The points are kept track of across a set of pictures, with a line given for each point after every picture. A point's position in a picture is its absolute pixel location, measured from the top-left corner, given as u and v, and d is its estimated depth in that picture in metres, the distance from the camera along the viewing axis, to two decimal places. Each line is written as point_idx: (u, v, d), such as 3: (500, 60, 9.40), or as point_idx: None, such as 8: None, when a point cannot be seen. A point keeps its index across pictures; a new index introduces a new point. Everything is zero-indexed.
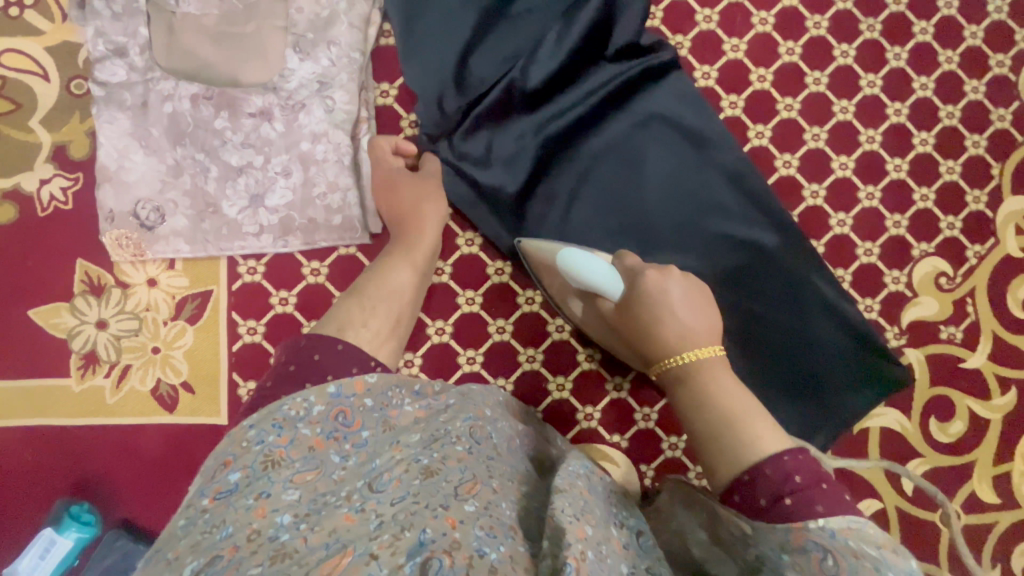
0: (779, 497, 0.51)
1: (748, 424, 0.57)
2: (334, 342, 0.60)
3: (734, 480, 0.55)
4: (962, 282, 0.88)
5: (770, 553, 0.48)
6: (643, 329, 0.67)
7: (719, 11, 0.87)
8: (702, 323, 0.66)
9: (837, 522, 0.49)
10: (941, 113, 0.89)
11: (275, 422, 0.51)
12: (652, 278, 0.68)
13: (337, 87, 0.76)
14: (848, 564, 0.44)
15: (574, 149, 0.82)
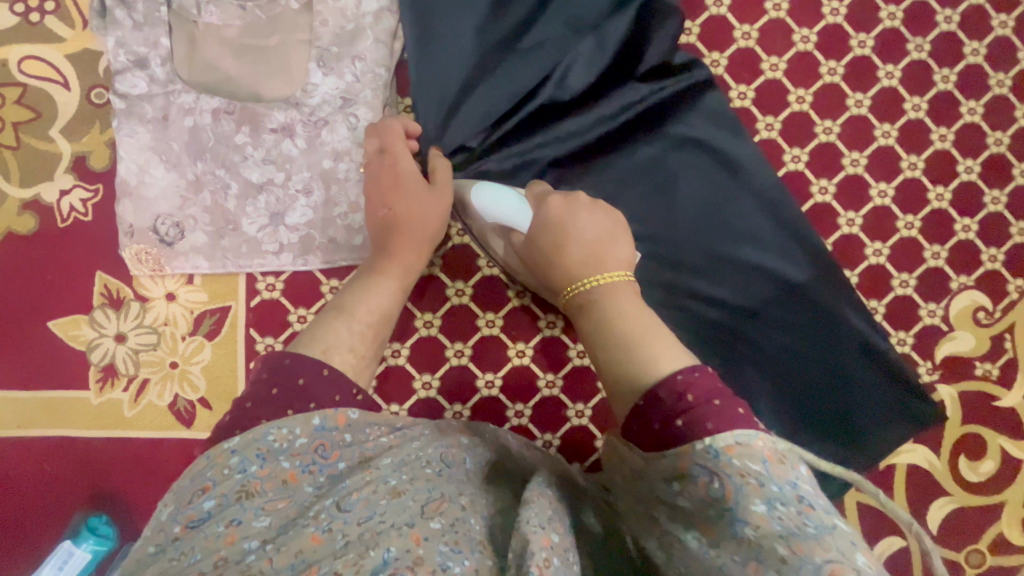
0: (670, 420, 0.45)
1: (645, 346, 0.52)
2: (321, 368, 0.53)
3: (634, 405, 0.49)
4: (1001, 318, 0.85)
5: (665, 486, 0.46)
6: (546, 257, 0.65)
7: (759, 28, 0.83)
8: (616, 253, 0.63)
9: (726, 437, 0.42)
10: (988, 139, 0.84)
11: (258, 452, 0.47)
12: (557, 206, 0.66)
13: (361, 104, 0.73)
14: (735, 490, 0.41)
15: (600, 172, 0.79)
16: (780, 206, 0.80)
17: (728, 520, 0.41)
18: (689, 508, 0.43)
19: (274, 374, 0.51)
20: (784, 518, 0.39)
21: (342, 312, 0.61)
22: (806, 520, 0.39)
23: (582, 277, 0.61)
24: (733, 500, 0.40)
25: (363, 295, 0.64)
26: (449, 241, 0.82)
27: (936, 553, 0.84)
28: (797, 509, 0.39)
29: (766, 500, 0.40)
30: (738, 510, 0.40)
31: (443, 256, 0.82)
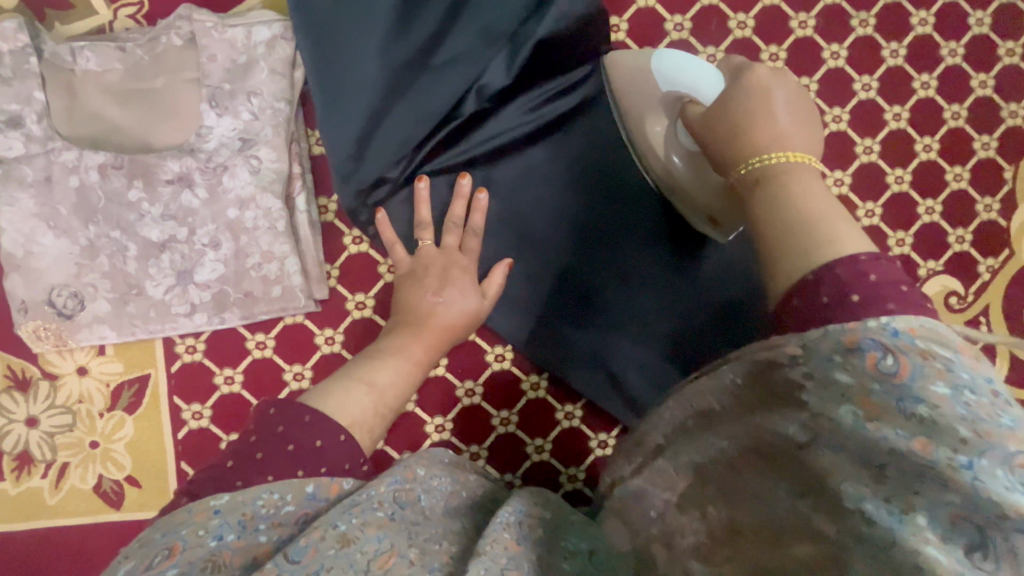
0: (843, 293, 0.34)
1: (822, 231, 0.37)
2: (338, 432, 0.48)
3: (796, 282, 0.36)
4: (974, 301, 0.80)
5: (813, 360, 0.33)
6: (733, 130, 0.50)
7: (691, 16, 0.77)
8: (799, 128, 0.47)
9: (908, 319, 0.32)
10: (945, 113, 0.79)
11: (240, 517, 0.40)
12: (761, 75, 0.52)
13: (262, 144, 0.67)
14: (912, 367, 0.30)
15: (531, 188, 0.74)
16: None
17: (896, 395, 0.30)
18: (845, 384, 0.32)
19: (288, 430, 0.46)
20: (973, 407, 0.29)
21: (368, 385, 0.56)
22: (1003, 413, 0.29)
23: (761, 153, 0.46)
24: (909, 375, 0.30)
25: (379, 364, 0.59)
26: (380, 279, 0.74)
27: None
28: (994, 402, 0.29)
29: (952, 386, 0.29)
30: (913, 388, 0.30)
31: (376, 296, 0.73)
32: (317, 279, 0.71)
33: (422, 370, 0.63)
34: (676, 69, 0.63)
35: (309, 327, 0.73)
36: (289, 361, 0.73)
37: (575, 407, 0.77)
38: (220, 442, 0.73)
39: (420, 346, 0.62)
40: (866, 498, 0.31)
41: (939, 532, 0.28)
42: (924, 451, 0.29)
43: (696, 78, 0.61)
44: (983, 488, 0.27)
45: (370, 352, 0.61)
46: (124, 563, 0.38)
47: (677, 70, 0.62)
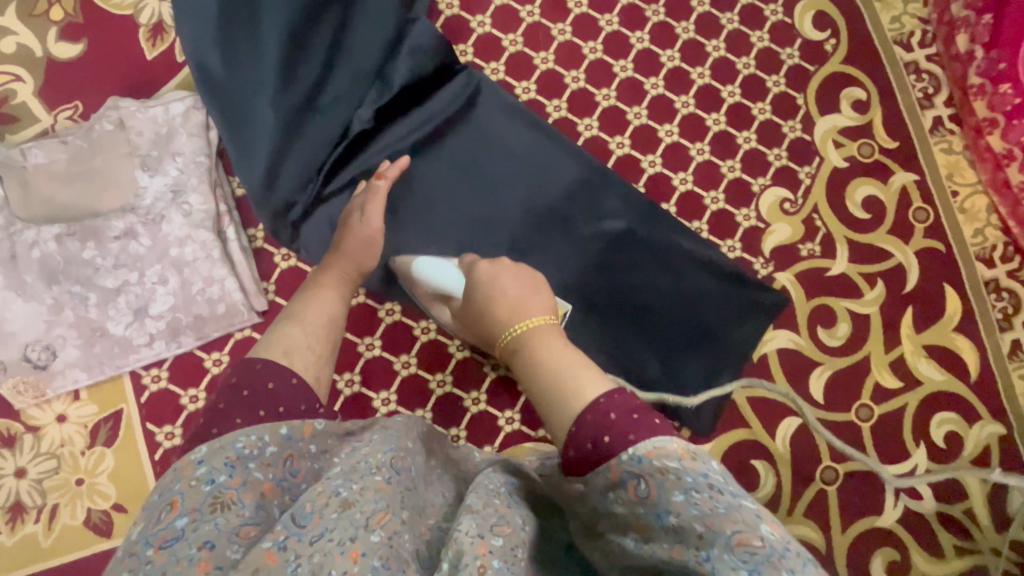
0: (599, 439, 0.49)
1: (568, 384, 0.55)
2: (288, 375, 0.54)
3: (568, 434, 0.52)
4: (804, 203, 0.98)
5: (599, 495, 0.49)
6: (484, 313, 0.70)
7: (521, 33, 0.97)
8: (537, 300, 0.68)
9: (646, 443, 0.46)
10: (738, 65, 1.00)
11: (228, 460, 0.46)
12: (483, 270, 0.75)
13: (190, 192, 0.82)
14: (657, 488, 0.44)
15: (422, 183, 0.90)
16: (607, 176, 0.93)
17: (653, 513, 0.45)
18: (623, 515, 0.47)
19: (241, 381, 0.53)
20: (700, 503, 0.43)
21: (292, 318, 0.65)
22: (718, 502, 0.42)
23: (509, 328, 0.66)
24: (655, 496, 0.45)
25: (316, 308, 0.68)
26: None
27: (831, 419, 0.93)
28: (711, 494, 0.43)
29: (685, 492, 0.43)
30: (662, 505, 0.44)
31: None
32: (255, 292, 0.84)
33: (346, 296, 0.75)
34: (434, 274, 0.81)
35: (257, 338, 0.84)
36: None
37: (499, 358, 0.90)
38: None
39: (342, 287, 0.75)
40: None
41: None
42: (679, 553, 0.43)
43: (445, 277, 0.81)
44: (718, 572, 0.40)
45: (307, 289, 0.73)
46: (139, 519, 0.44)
47: (431, 274, 0.82)
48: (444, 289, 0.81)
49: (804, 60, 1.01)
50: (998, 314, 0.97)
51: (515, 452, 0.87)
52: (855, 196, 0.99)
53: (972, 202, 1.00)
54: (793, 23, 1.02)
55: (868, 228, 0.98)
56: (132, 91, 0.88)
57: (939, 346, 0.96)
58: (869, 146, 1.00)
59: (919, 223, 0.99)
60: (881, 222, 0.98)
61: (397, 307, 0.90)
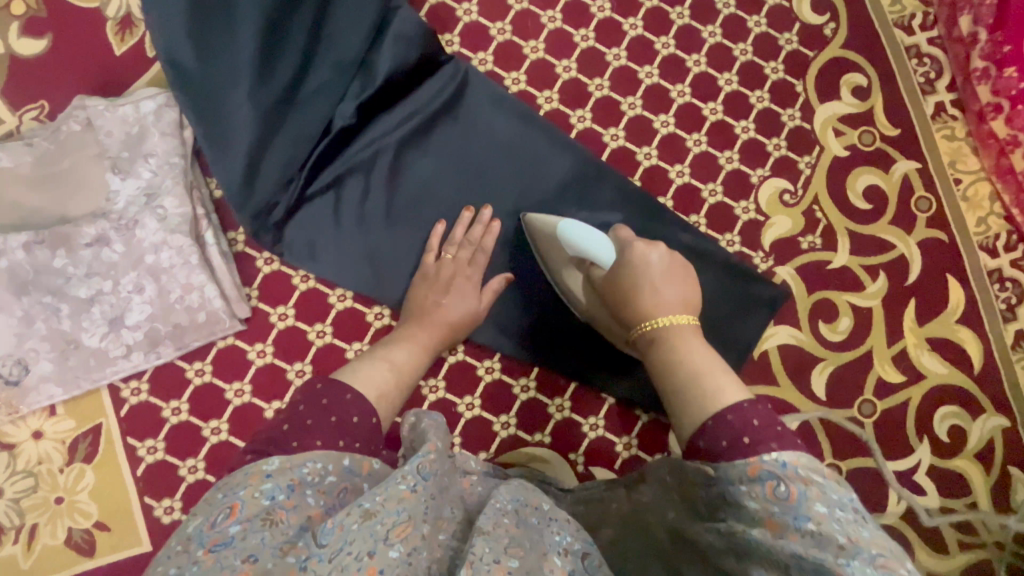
0: (737, 439, 0.52)
1: (710, 383, 0.59)
2: (372, 414, 0.60)
3: (700, 425, 0.56)
4: (804, 194, 0.95)
5: (729, 485, 0.51)
6: (628, 299, 0.72)
7: (509, 21, 0.93)
8: (678, 298, 0.70)
9: (791, 454, 0.49)
10: (735, 52, 0.96)
11: (290, 482, 0.49)
12: (638, 249, 0.75)
13: (165, 195, 0.78)
14: (799, 493, 0.47)
15: (409, 179, 0.86)
16: (602, 170, 0.90)
17: (790, 514, 0.46)
18: (754, 509, 0.48)
19: (330, 403, 0.57)
20: (842, 522, 0.45)
21: (387, 364, 0.71)
22: (863, 527, 0.45)
23: (651, 318, 0.68)
24: (796, 500, 0.46)
25: (397, 351, 0.74)
26: (296, 289, 0.84)
27: (832, 416, 0.91)
28: (856, 518, 0.46)
29: (828, 505, 0.46)
30: (802, 509, 0.46)
31: (296, 305, 0.83)
32: (237, 299, 0.81)
33: (430, 354, 0.78)
34: (584, 240, 0.77)
35: (241, 346, 0.81)
36: (228, 381, 0.81)
37: (493, 361, 0.87)
38: (179, 469, 0.79)
39: (427, 334, 0.78)
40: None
41: None
42: (815, 553, 0.44)
43: (596, 247, 0.77)
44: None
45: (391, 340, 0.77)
46: (194, 519, 0.48)
47: (582, 241, 0.77)
48: (586, 254, 0.78)
49: (802, 45, 0.98)
50: (1001, 304, 0.95)
51: (511, 458, 0.86)
52: (857, 186, 0.96)
53: (975, 190, 0.97)
54: (791, 6, 0.99)
55: (869, 219, 0.96)
56: (100, 89, 0.83)
57: (942, 338, 0.94)
58: (870, 133, 0.97)
59: (921, 212, 0.97)
60: (883, 212, 0.96)
61: (387, 311, 0.85)
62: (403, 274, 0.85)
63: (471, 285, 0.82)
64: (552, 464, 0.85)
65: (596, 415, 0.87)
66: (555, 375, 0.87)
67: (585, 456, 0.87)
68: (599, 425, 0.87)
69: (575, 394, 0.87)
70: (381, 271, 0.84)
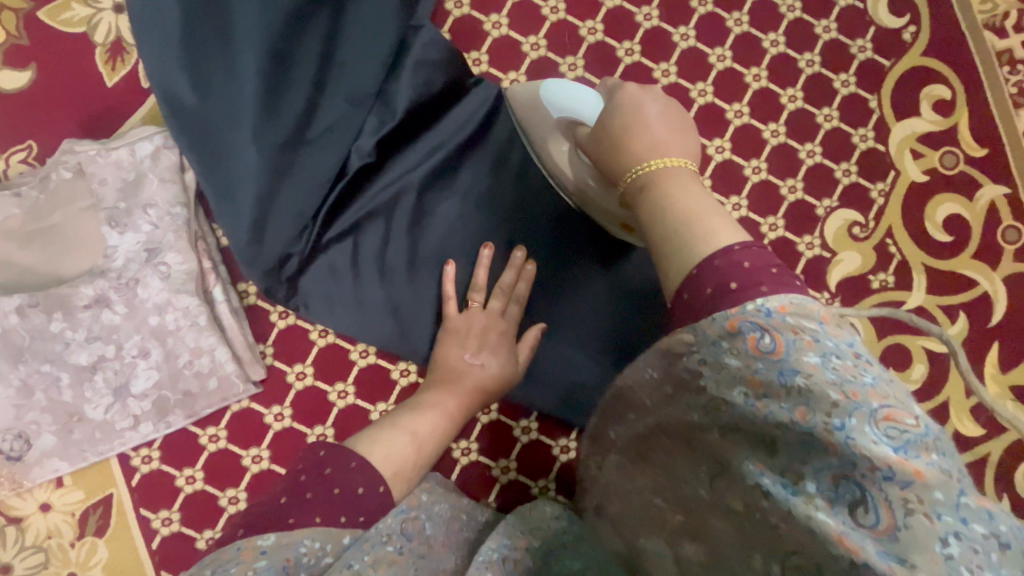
0: (723, 285, 0.40)
1: (701, 224, 0.44)
2: (377, 483, 0.52)
3: (684, 276, 0.43)
4: (876, 226, 0.84)
5: (706, 347, 0.40)
6: (613, 142, 0.56)
7: (545, 34, 0.82)
8: (668, 132, 0.54)
9: (779, 298, 0.38)
10: (801, 63, 0.85)
11: (285, 562, 0.45)
12: (630, 93, 0.60)
13: (167, 250, 0.70)
14: (786, 344, 0.36)
15: (433, 223, 0.78)
16: None
17: (775, 368, 0.36)
18: (736, 367, 0.38)
19: (336, 472, 0.51)
20: (839, 371, 0.35)
21: (410, 434, 0.62)
22: (864, 373, 0.35)
23: (644, 162, 0.52)
24: (782, 350, 0.36)
25: (420, 419, 0.66)
26: (314, 345, 0.77)
27: None
28: (855, 363, 0.36)
29: (821, 354, 0.36)
30: (788, 361, 0.36)
31: (315, 363, 0.76)
32: (250, 361, 0.74)
33: (455, 424, 0.69)
34: (566, 98, 0.69)
35: (257, 410, 0.75)
36: (245, 446, 0.75)
37: (530, 420, 0.81)
38: (196, 541, 0.74)
39: (456, 401, 0.70)
40: (764, 473, 0.36)
41: (826, 494, 0.34)
42: (802, 417, 0.34)
43: (580, 99, 0.67)
44: (853, 444, 0.33)
45: (411, 406, 0.68)
46: None
47: (569, 97, 0.68)
48: (573, 113, 0.68)
49: (878, 53, 0.86)
50: None
51: None
52: (936, 215, 0.85)
53: None
54: (866, 8, 0.86)
55: (949, 254, 0.85)
56: (90, 128, 0.75)
57: None
58: (953, 155, 0.85)
59: (1009, 244, 0.85)
60: (966, 246, 0.85)
61: (414, 368, 0.78)
62: (430, 329, 0.77)
63: (506, 341, 0.74)
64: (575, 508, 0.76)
65: None
66: None
67: None
68: None
69: None
70: (406, 328, 0.77)
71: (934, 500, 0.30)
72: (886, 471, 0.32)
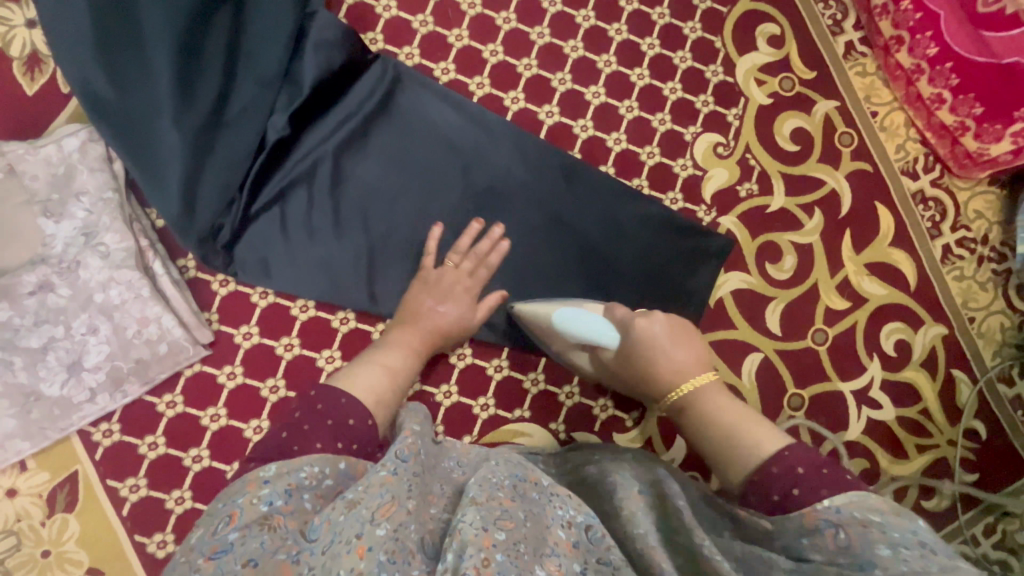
0: (787, 490, 0.58)
1: (749, 438, 0.65)
2: (366, 416, 0.61)
3: (749, 477, 0.62)
4: (736, 144, 0.99)
5: (790, 538, 0.55)
6: (642, 365, 0.75)
7: (430, 12, 0.94)
8: (689, 358, 0.74)
9: (843, 497, 0.55)
10: (654, 17, 0.99)
11: (287, 486, 0.52)
12: (640, 325, 0.75)
13: (104, 231, 0.77)
14: (860, 541, 0.51)
15: (352, 184, 0.87)
16: (544, 149, 0.92)
17: (858, 564, 0.51)
18: (819, 560, 0.53)
19: (325, 408, 0.60)
20: (909, 560, 0.49)
21: (384, 367, 0.72)
22: (930, 561, 0.49)
23: (677, 386, 0.73)
24: (859, 547, 0.51)
25: (390, 354, 0.75)
26: (256, 306, 0.84)
27: (787, 347, 0.97)
28: (920, 551, 0.49)
29: (891, 546, 0.50)
30: (867, 556, 0.50)
31: (259, 322, 0.84)
32: (197, 325, 0.80)
33: (421, 360, 0.79)
34: (582, 328, 0.80)
35: (210, 372, 0.81)
36: (202, 407, 0.81)
37: (463, 347, 0.89)
38: (166, 502, 0.78)
39: (416, 339, 0.79)
40: None
41: None
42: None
43: (595, 330, 0.79)
44: None
45: (378, 345, 0.78)
46: (199, 528, 0.51)
47: (582, 327, 0.80)
48: (590, 340, 0.80)
49: (716, 2, 1.02)
50: (927, 222, 1.03)
51: (496, 438, 0.88)
52: (784, 130, 1.01)
53: (891, 120, 1.04)
54: None
55: (799, 160, 1.01)
56: (17, 129, 0.80)
57: (879, 261, 1.01)
58: (790, 79, 1.02)
59: (845, 147, 1.02)
60: (811, 152, 1.01)
61: (352, 314, 0.86)
62: (361, 278, 0.85)
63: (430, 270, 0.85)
64: (535, 437, 0.88)
65: (572, 382, 0.91)
66: (527, 349, 0.90)
67: (568, 424, 0.90)
68: (576, 392, 0.91)
69: (547, 366, 0.90)
70: (340, 279, 0.85)
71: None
72: None
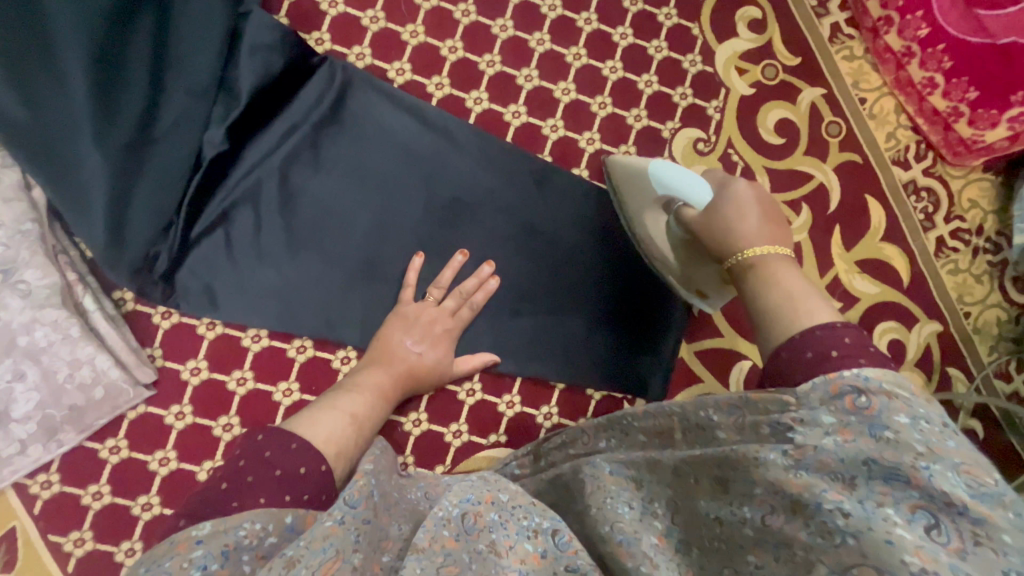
0: (824, 351, 0.45)
1: (801, 306, 0.50)
2: (321, 462, 0.53)
3: (786, 338, 0.48)
4: (717, 139, 0.93)
5: (805, 407, 0.41)
6: (709, 223, 0.65)
7: (381, 8, 0.86)
8: (767, 231, 0.60)
9: (875, 370, 0.42)
10: (625, 3, 0.92)
11: (223, 548, 0.42)
12: (739, 186, 0.66)
13: (24, 267, 0.69)
14: (881, 404, 0.40)
15: (302, 201, 0.80)
16: (509, 155, 0.85)
17: (867, 423, 0.39)
18: (830, 422, 0.40)
19: (276, 455, 0.51)
20: (926, 433, 0.38)
21: (348, 416, 0.64)
22: (948, 438, 0.39)
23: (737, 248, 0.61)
24: (878, 408, 0.39)
25: (355, 400, 0.68)
26: (203, 339, 0.78)
27: None
28: (941, 429, 0.39)
29: (912, 416, 0.39)
30: (881, 419, 0.39)
31: (207, 356, 0.77)
32: (137, 364, 0.74)
33: (388, 404, 0.72)
34: (673, 179, 0.73)
35: (156, 413, 0.75)
36: (150, 451, 0.75)
37: None
38: (115, 555, 0.73)
39: (389, 383, 0.73)
40: (844, 500, 0.37)
41: (903, 516, 0.36)
42: (890, 458, 0.37)
43: (684, 186, 0.71)
44: (935, 481, 0.36)
45: (346, 387, 0.70)
46: None
47: (673, 180, 0.73)
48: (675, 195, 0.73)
49: None
50: (920, 215, 0.97)
51: (470, 466, 0.83)
52: (767, 122, 0.94)
53: (880, 107, 0.98)
54: None
55: (785, 153, 0.95)
56: None
57: (871, 258, 0.96)
58: (773, 66, 0.95)
59: (832, 137, 0.96)
60: (797, 145, 0.95)
61: (309, 342, 0.80)
62: (316, 303, 0.79)
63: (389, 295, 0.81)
64: None
65: (549, 403, 0.85)
66: (500, 371, 0.84)
67: None
68: (554, 413, 0.86)
69: (523, 387, 0.85)
70: (293, 305, 0.78)
71: (1002, 540, 0.34)
72: (960, 506, 0.35)
